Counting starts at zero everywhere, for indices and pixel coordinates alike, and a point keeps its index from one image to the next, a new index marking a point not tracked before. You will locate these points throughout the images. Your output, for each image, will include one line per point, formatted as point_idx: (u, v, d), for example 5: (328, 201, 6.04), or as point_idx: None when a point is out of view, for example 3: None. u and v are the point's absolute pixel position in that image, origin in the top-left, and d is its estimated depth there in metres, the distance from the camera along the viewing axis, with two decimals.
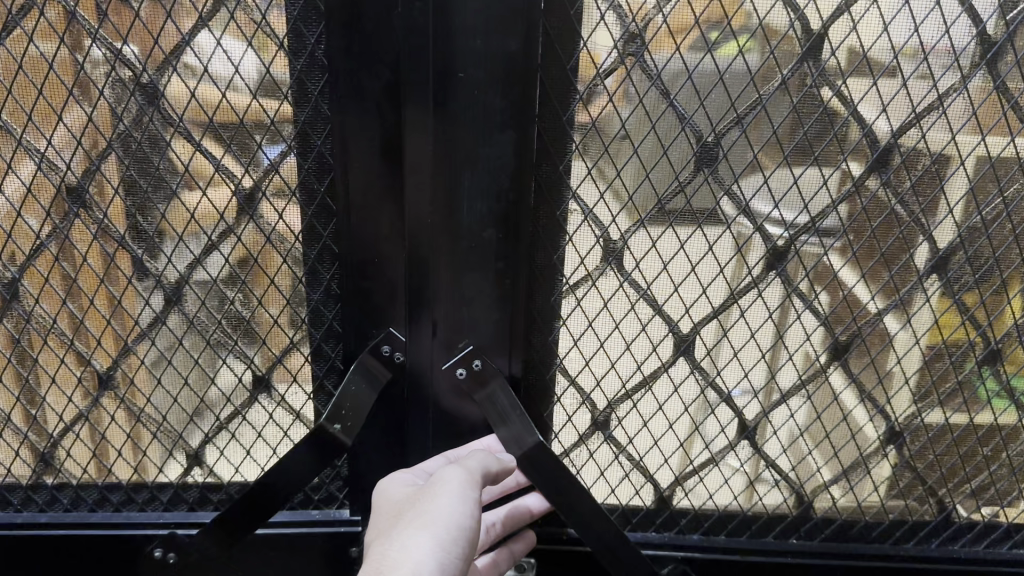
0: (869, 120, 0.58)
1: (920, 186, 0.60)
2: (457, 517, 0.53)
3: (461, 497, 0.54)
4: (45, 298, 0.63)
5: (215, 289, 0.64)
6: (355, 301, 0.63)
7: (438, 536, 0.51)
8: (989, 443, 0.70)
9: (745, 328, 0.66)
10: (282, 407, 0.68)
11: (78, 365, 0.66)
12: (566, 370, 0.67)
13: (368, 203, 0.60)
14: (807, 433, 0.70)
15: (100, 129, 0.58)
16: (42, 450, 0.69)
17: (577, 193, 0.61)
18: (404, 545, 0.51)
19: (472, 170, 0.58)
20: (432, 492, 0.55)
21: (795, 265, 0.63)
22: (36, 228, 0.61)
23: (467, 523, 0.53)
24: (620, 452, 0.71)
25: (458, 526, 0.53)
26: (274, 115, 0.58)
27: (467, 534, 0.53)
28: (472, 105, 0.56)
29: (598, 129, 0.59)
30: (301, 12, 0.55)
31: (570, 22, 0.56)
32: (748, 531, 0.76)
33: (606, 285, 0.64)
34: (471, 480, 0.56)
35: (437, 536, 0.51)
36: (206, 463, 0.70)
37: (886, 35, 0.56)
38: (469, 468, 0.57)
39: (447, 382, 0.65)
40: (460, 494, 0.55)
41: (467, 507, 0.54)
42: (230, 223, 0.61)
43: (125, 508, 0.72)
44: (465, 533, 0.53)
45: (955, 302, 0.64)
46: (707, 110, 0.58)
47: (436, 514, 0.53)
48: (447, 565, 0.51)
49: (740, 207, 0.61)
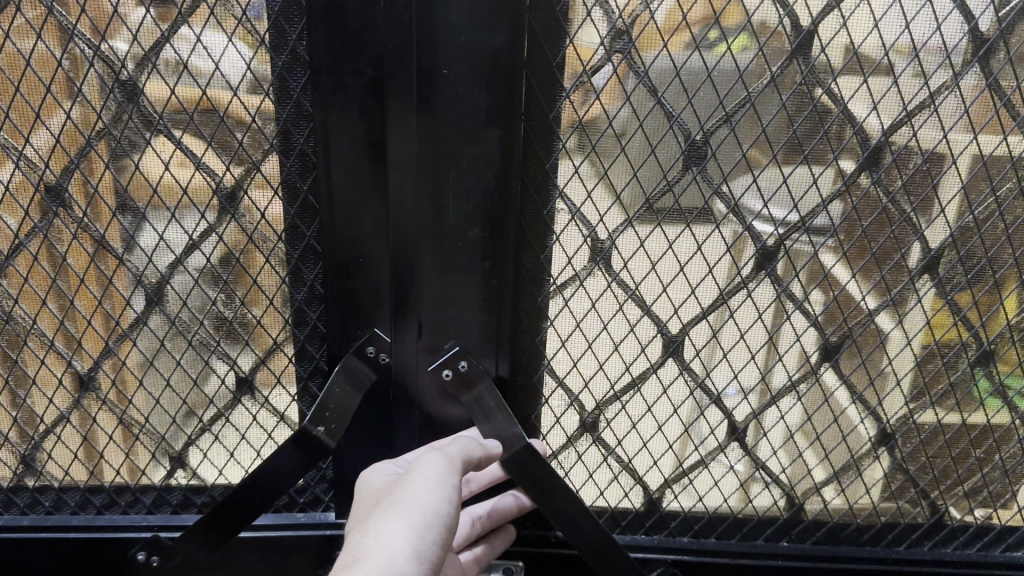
0: (860, 118, 0.57)
1: (912, 184, 0.59)
2: (434, 503, 0.53)
3: (439, 482, 0.54)
4: (25, 299, 0.62)
5: (197, 289, 0.63)
6: (340, 303, 0.62)
7: (414, 522, 0.51)
8: (982, 445, 0.70)
9: (734, 328, 0.65)
10: (266, 408, 0.67)
11: (59, 366, 0.65)
12: (554, 371, 0.67)
13: (352, 202, 0.59)
14: (799, 435, 0.70)
15: (78, 127, 0.57)
16: (23, 453, 0.68)
17: (565, 192, 0.60)
18: (380, 532, 0.50)
19: (457, 169, 0.57)
20: (410, 478, 0.55)
21: (785, 264, 0.62)
22: (14, 228, 0.60)
23: (445, 509, 0.53)
24: (608, 454, 0.71)
25: (434, 512, 0.52)
26: (256, 112, 0.57)
27: (444, 519, 0.52)
28: (456, 101, 0.55)
29: (586, 128, 0.58)
30: (282, 7, 0.54)
31: (556, 18, 0.55)
32: (738, 533, 0.75)
33: (594, 286, 0.63)
34: (450, 464, 0.56)
35: (412, 522, 0.51)
36: (189, 466, 0.69)
37: (877, 32, 0.55)
38: (448, 453, 0.57)
39: (433, 383, 0.65)
40: (439, 479, 0.54)
41: (445, 492, 0.53)
42: (212, 221, 0.60)
43: (109, 511, 0.71)
44: (442, 519, 0.52)
45: (948, 302, 0.63)
46: (695, 108, 0.57)
47: (412, 501, 0.52)
48: (423, 551, 0.50)
49: (730, 206, 0.60)
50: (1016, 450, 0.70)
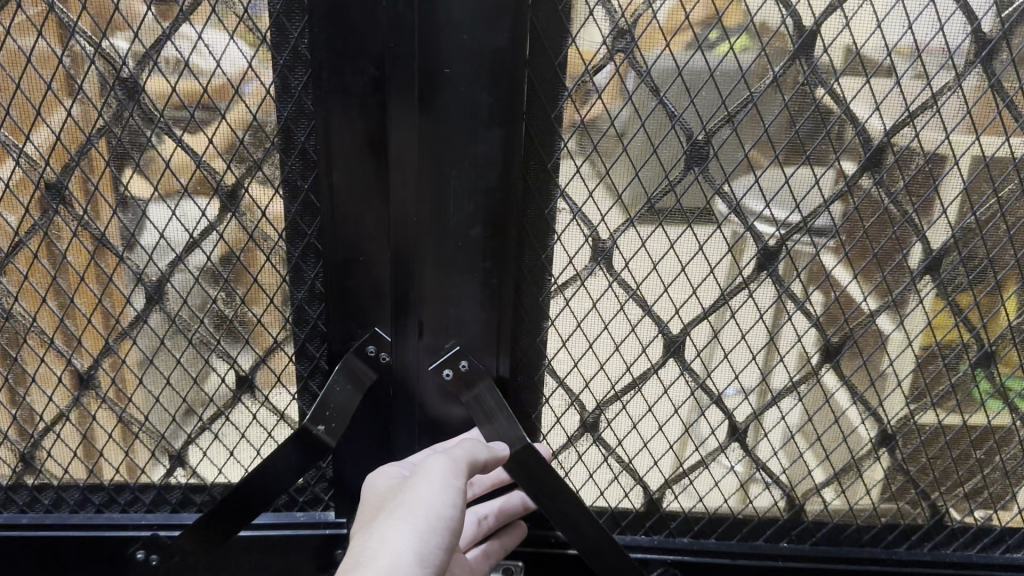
0: (862, 118, 0.57)
1: (914, 185, 0.59)
2: (438, 507, 0.52)
3: (443, 485, 0.53)
4: (24, 297, 0.62)
5: (197, 288, 0.62)
6: (341, 302, 0.62)
7: (417, 526, 0.51)
8: (983, 446, 0.69)
9: (736, 328, 0.65)
10: (266, 407, 0.67)
11: (58, 364, 0.64)
12: (554, 372, 0.67)
13: (353, 201, 0.59)
14: (799, 435, 0.69)
15: (79, 124, 0.57)
16: (23, 450, 0.68)
17: (566, 192, 0.60)
18: (383, 536, 0.50)
19: (459, 169, 0.57)
20: (414, 481, 0.54)
21: (787, 264, 0.62)
22: (14, 225, 0.60)
23: (449, 512, 0.53)
24: (609, 454, 0.71)
25: (438, 516, 0.52)
26: (258, 110, 0.57)
27: (448, 523, 0.52)
28: (459, 100, 0.55)
29: (588, 128, 0.58)
30: (284, 5, 0.54)
31: (558, 17, 0.55)
32: (738, 534, 0.75)
33: (595, 286, 0.63)
34: (455, 467, 0.55)
35: (415, 527, 0.51)
36: (188, 465, 0.69)
37: (880, 32, 0.55)
38: (453, 455, 0.56)
39: (434, 383, 0.65)
40: (443, 483, 0.54)
41: (449, 496, 0.53)
42: (213, 219, 0.60)
43: (108, 509, 0.70)
44: (446, 522, 0.52)
45: (949, 303, 0.63)
46: (697, 108, 0.57)
47: (416, 504, 0.52)
48: (426, 555, 0.50)
49: (732, 206, 0.60)
50: (1017, 451, 0.70)
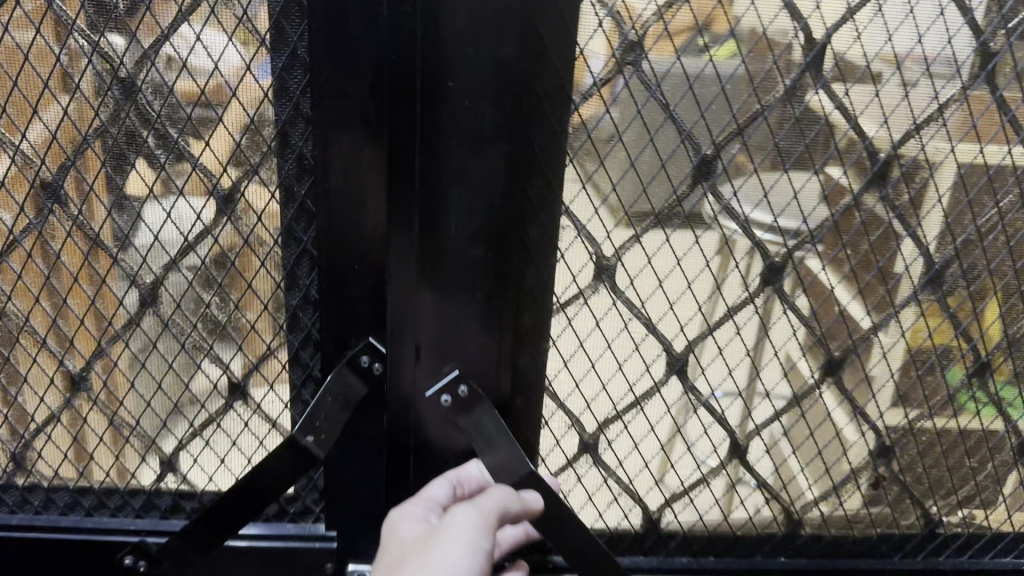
0: (869, 133, 0.57)
1: (919, 199, 0.59)
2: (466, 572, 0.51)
3: (473, 544, 0.52)
4: (19, 295, 0.61)
5: (190, 292, 0.61)
6: (335, 312, 0.61)
7: None
8: (976, 455, 0.69)
9: (740, 345, 0.64)
10: (258, 415, 0.66)
11: (51, 365, 0.63)
12: (555, 394, 0.65)
13: (348, 210, 0.58)
14: (799, 451, 0.69)
15: (76, 124, 0.56)
16: (14, 450, 0.67)
17: (571, 209, 0.58)
18: None
19: (460, 187, 0.57)
20: (441, 536, 0.53)
21: (793, 281, 0.61)
22: (9, 224, 0.59)
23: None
24: (609, 475, 0.70)
25: None
26: (255, 113, 0.56)
27: None
28: (460, 113, 0.54)
29: (594, 140, 0.57)
30: (283, 7, 0.53)
31: (566, 26, 0.53)
32: (738, 552, 0.73)
33: (598, 304, 0.62)
34: (485, 522, 0.54)
35: None
36: (178, 471, 0.68)
37: (890, 44, 0.54)
38: (483, 507, 0.55)
39: (432, 409, 0.63)
40: (472, 541, 0.53)
41: (478, 558, 0.52)
42: (208, 224, 0.59)
43: (97, 513, 0.69)
44: None
45: (948, 315, 0.62)
46: (707, 121, 0.56)
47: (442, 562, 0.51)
48: None
49: (740, 224, 0.59)
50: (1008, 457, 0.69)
